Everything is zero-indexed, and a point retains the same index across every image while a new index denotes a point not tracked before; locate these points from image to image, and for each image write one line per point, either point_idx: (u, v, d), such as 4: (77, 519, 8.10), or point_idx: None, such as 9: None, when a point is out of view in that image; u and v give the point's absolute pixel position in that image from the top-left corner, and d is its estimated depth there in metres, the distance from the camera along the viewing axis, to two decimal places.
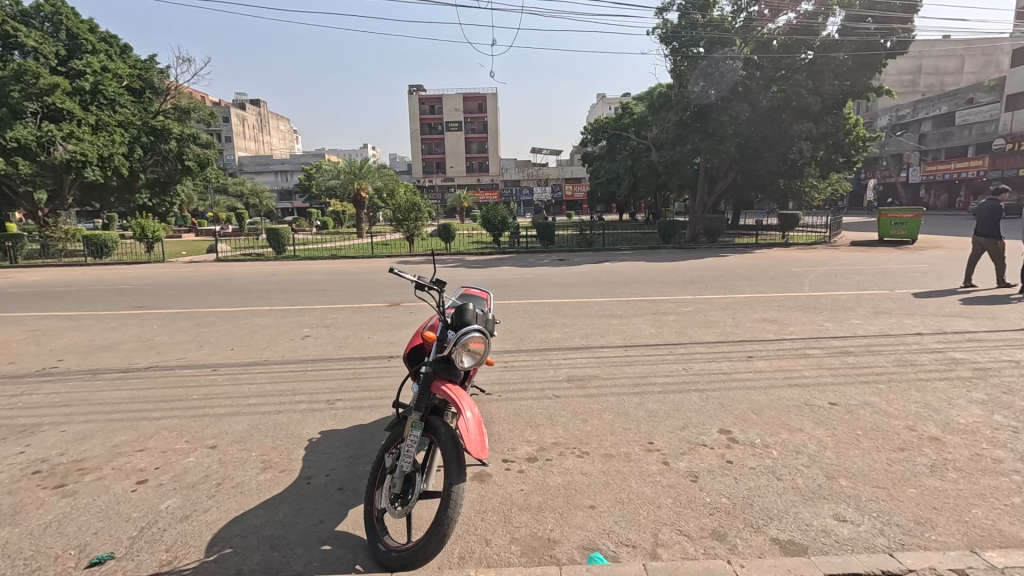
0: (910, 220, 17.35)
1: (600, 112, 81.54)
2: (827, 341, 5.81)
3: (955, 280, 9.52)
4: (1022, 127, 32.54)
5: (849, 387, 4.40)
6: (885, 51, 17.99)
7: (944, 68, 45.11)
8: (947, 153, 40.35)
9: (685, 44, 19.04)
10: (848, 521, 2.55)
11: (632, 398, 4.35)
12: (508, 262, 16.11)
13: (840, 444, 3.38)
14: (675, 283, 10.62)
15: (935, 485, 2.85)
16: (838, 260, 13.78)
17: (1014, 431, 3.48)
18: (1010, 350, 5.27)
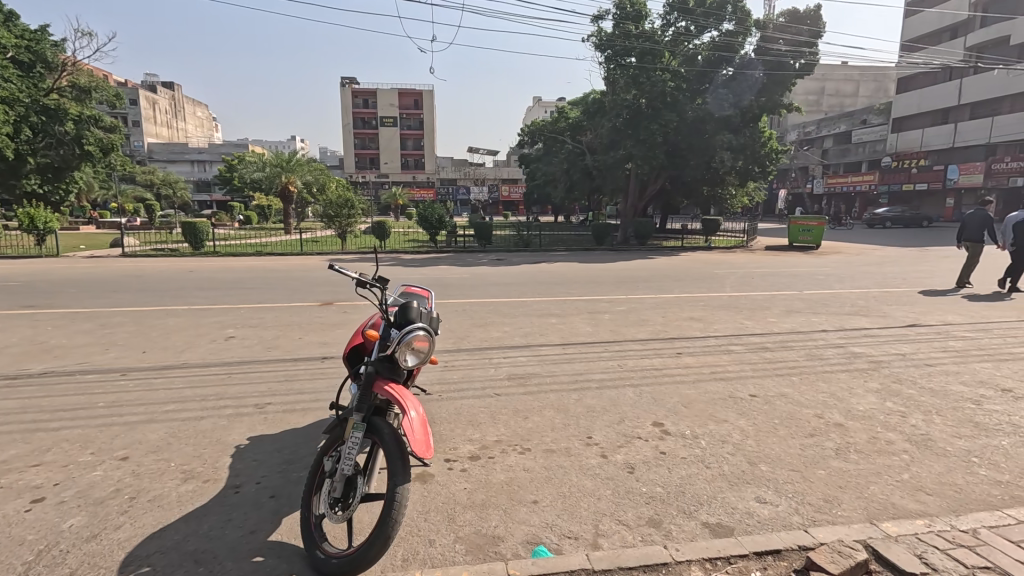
0: (815, 227, 19.05)
1: (535, 115, 82.76)
2: (746, 338, 6.26)
3: (856, 283, 10.55)
4: (906, 147, 37.56)
5: (766, 380, 4.77)
6: (794, 71, 19.56)
7: (843, 90, 49.89)
8: (845, 168, 44.32)
9: (619, 53, 19.90)
10: (767, 502, 2.76)
11: (571, 394, 4.46)
12: (446, 261, 15.92)
13: (760, 432, 3.65)
14: (610, 284, 10.98)
15: (840, 466, 3.14)
16: (754, 263, 14.87)
17: (904, 415, 3.93)
18: (898, 343, 5.95)
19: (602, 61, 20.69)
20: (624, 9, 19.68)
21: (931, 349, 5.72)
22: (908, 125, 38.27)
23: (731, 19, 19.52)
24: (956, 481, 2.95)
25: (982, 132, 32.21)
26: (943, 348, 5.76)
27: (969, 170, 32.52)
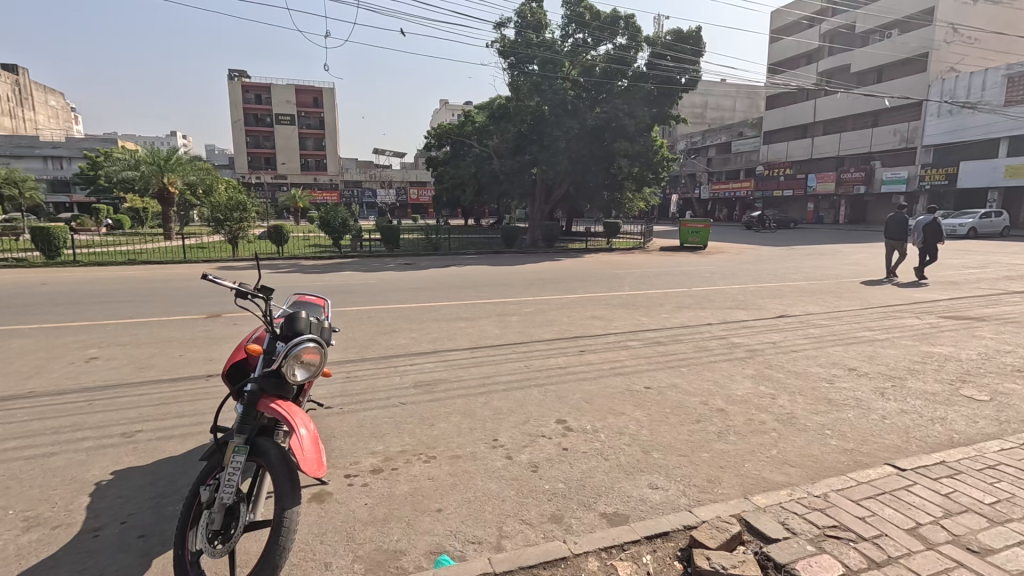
0: (702, 229, 20.85)
1: (442, 118, 82.16)
2: (642, 333, 6.67)
3: (737, 280, 11.67)
4: (775, 158, 42.26)
5: (660, 372, 5.12)
6: (680, 85, 21.24)
7: (723, 105, 55.09)
8: (727, 175, 48.96)
9: (522, 60, 20.52)
10: (659, 487, 2.96)
11: (478, 398, 4.47)
12: (351, 267, 15.28)
13: (654, 422, 3.90)
14: (518, 286, 11.17)
15: (721, 448, 3.44)
16: (651, 263, 15.95)
17: (774, 396, 4.41)
18: (769, 333, 6.67)
19: (507, 67, 21.24)
20: (525, 17, 20.19)
21: (796, 337, 6.49)
22: (775, 138, 43.17)
23: (624, 34, 20.75)
24: (814, 452, 3.35)
25: (832, 146, 37.39)
26: (804, 335, 6.57)
27: (824, 179, 37.43)
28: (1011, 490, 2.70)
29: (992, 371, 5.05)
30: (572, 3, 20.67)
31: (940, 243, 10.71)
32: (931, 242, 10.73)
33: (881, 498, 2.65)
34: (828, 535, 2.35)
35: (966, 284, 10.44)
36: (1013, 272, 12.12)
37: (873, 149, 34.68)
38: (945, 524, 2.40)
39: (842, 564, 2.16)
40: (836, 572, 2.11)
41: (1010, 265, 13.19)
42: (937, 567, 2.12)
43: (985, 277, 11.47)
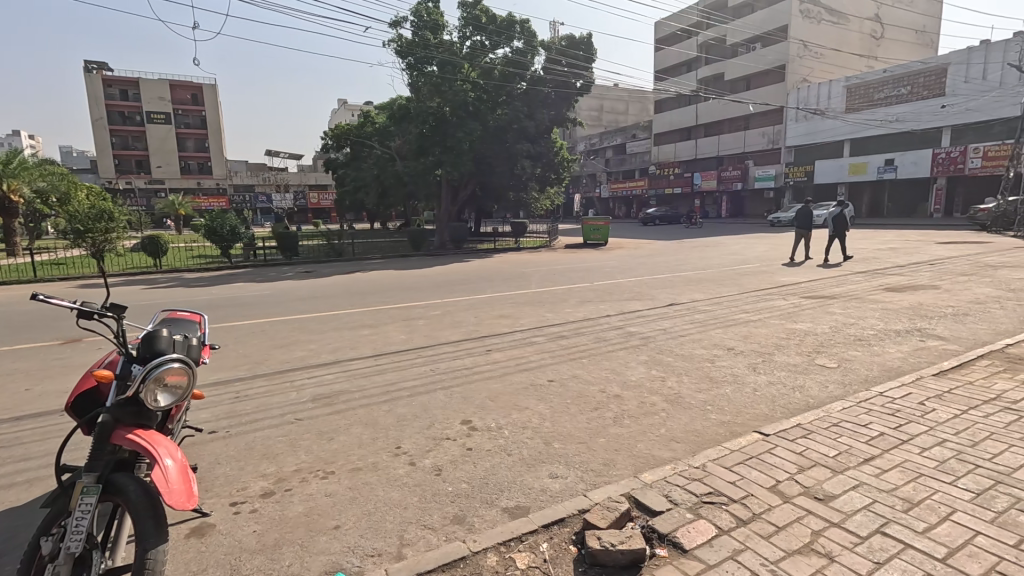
0: (603, 226, 21.94)
1: (341, 118, 78.60)
2: (546, 329, 6.88)
3: (636, 273, 12.44)
4: (665, 158, 45.54)
5: (561, 365, 5.31)
6: (576, 89, 22.13)
7: (617, 108, 58.26)
8: (623, 175, 51.90)
9: (419, 61, 20.21)
10: (559, 476, 3.07)
11: (381, 406, 4.34)
12: (243, 278, 14.13)
13: (554, 413, 4.04)
14: (426, 289, 11.02)
15: (616, 431, 3.65)
16: (557, 261, 16.49)
17: (663, 378, 4.77)
18: (661, 320, 7.18)
19: (405, 67, 20.79)
20: (422, 17, 19.94)
21: (683, 323, 7.05)
22: (664, 140, 46.44)
23: (520, 39, 21.24)
24: (697, 427, 3.67)
25: (712, 147, 41.07)
26: (690, 320, 7.16)
27: (708, 177, 41.02)
28: (850, 442, 3.15)
29: (839, 342, 5.85)
30: (467, 5, 20.73)
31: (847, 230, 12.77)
32: (841, 230, 12.71)
33: (749, 462, 2.96)
34: (705, 502, 2.58)
35: (827, 267, 12.02)
36: (859, 255, 14.12)
37: (747, 149, 38.60)
38: (798, 479, 2.74)
39: (715, 526, 2.38)
40: (711, 533, 2.33)
41: (857, 250, 15.35)
42: (792, 517, 2.41)
43: (840, 260, 13.26)
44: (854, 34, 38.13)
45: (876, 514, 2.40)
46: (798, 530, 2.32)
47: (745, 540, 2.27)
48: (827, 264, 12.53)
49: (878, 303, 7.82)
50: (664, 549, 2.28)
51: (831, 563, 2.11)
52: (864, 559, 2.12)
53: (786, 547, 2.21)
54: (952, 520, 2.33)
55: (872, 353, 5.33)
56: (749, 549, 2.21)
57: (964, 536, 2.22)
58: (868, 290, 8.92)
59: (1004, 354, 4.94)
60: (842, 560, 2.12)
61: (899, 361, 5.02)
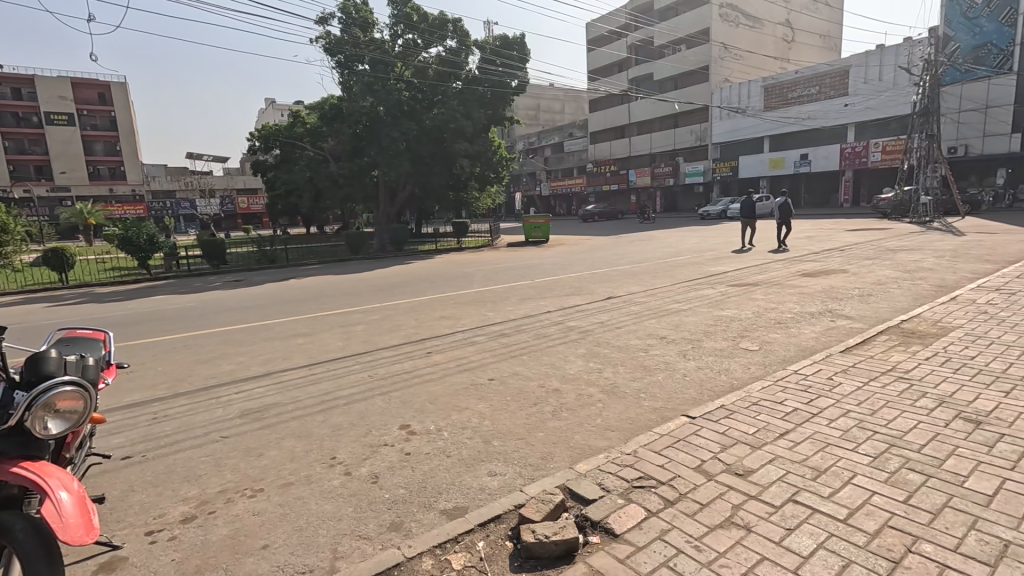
0: (543, 224, 22.21)
1: (270, 118, 74.92)
2: (488, 328, 6.90)
3: (576, 268, 12.70)
4: (601, 155, 46.75)
5: (501, 363, 5.34)
6: (512, 89, 22.34)
7: (554, 108, 59.12)
8: (562, 173, 52.74)
9: (349, 59, 19.69)
10: (497, 474, 3.08)
11: (315, 417, 4.18)
12: (164, 290, 13.15)
13: (495, 412, 4.05)
14: (365, 293, 10.74)
15: (554, 425, 3.71)
16: (499, 260, 16.51)
17: (600, 370, 4.89)
18: (598, 313, 7.38)
19: (335, 65, 20.17)
20: (351, 14, 19.44)
21: (620, 315, 7.27)
22: (600, 138, 47.63)
23: (453, 38, 21.12)
24: (631, 415, 3.79)
25: (645, 145, 42.56)
26: (627, 312, 7.40)
27: (642, 174, 42.16)
28: (767, 419, 3.36)
29: (762, 325, 6.23)
30: (397, 3, 20.34)
31: (791, 217, 13.96)
32: (786, 218, 13.82)
33: (676, 445, 3.09)
34: (636, 487, 2.67)
35: (756, 255, 12.79)
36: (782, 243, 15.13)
37: (677, 146, 40.34)
38: (722, 457, 2.89)
39: (645, 509, 2.48)
40: (640, 516, 2.42)
41: (778, 240, 16.46)
42: (714, 494, 2.55)
43: (766, 249, 14.17)
44: (768, 37, 40.73)
45: (787, 484, 2.58)
46: (720, 505, 2.46)
47: (672, 519, 2.38)
48: (775, 251, 13.63)
49: (795, 288, 8.42)
50: (597, 536, 2.35)
51: (748, 534, 2.24)
52: (777, 526, 2.27)
53: (708, 522, 2.34)
54: (853, 483, 2.55)
55: (790, 334, 5.72)
56: (676, 528, 2.32)
57: (863, 497, 2.43)
58: (787, 277, 9.57)
59: (900, 329, 5.46)
60: (758, 530, 2.26)
61: (813, 341, 5.42)
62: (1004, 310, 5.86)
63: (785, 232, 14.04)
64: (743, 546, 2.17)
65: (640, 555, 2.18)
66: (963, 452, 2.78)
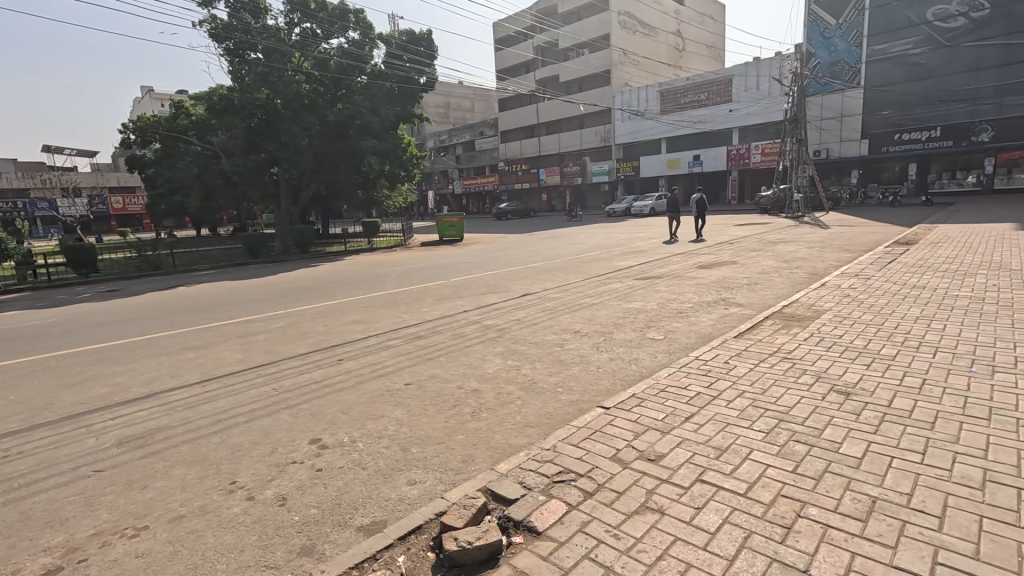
0: (457, 223, 22.08)
1: (147, 108, 67.09)
2: (403, 330, 6.69)
3: (492, 266, 12.76)
4: (512, 154, 47.35)
5: (419, 366, 5.20)
6: (420, 85, 22.13)
7: (463, 106, 58.83)
8: (474, 171, 52.66)
9: (240, 47, 18.13)
10: (417, 482, 2.97)
11: (211, 438, 3.79)
12: (16, 304, 11.27)
13: (413, 418, 3.92)
14: (267, 299, 9.96)
15: (474, 426, 3.66)
16: (412, 260, 16.11)
17: (518, 367, 4.93)
18: (516, 311, 7.45)
19: (223, 52, 18.50)
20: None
21: (536, 311, 7.41)
22: (510, 137, 48.24)
23: (356, 29, 20.32)
24: (549, 410, 3.85)
25: (554, 145, 43.75)
26: (542, 308, 7.55)
27: (552, 173, 43.25)
28: (674, 404, 3.57)
29: (666, 315, 6.64)
30: None
31: (706, 211, 15.57)
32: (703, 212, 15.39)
33: (593, 436, 3.18)
34: (556, 482, 2.70)
35: (661, 249, 13.67)
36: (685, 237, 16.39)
37: (583, 146, 41.93)
38: (635, 444, 3.02)
39: (565, 503, 2.51)
40: (562, 511, 2.45)
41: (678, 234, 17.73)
42: (630, 480, 2.65)
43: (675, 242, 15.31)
44: (662, 45, 43.55)
45: (695, 465, 2.75)
46: (635, 491, 2.56)
47: (591, 511, 2.43)
48: (695, 241, 15.04)
49: (693, 280, 9.08)
50: (520, 536, 2.34)
51: (662, 516, 2.35)
52: (687, 507, 2.40)
53: (625, 510, 2.42)
54: (751, 459, 2.76)
55: (691, 323, 6.13)
56: (596, 518, 2.37)
57: (759, 471, 2.64)
58: (686, 269, 10.32)
59: (781, 313, 6.08)
60: (671, 512, 2.37)
61: (711, 328, 5.87)
62: (863, 293, 6.73)
63: (702, 224, 15.61)
64: (657, 529, 2.27)
65: (563, 550, 2.20)
66: (837, 421, 3.13)
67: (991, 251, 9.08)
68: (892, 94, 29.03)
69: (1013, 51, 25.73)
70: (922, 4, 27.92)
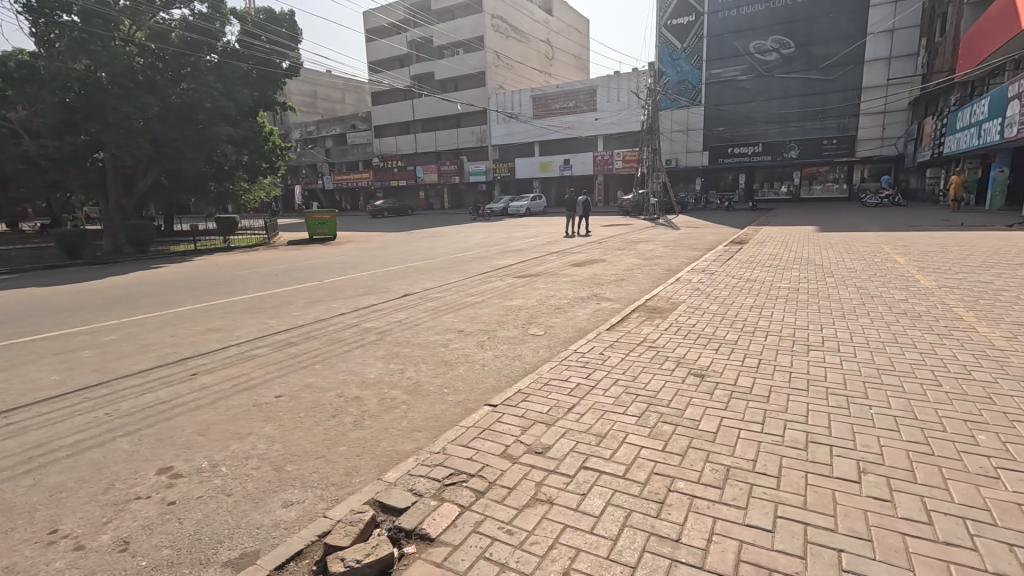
0: (328, 220, 20.76)
1: None
2: (270, 338, 6.09)
3: (367, 266, 12.21)
4: (387, 150, 45.77)
5: (290, 376, 4.76)
6: (282, 70, 20.77)
7: (332, 97, 55.45)
8: (346, 166, 49.87)
9: (48, 6, 15.08)
10: (293, 503, 2.72)
11: (18, 481, 3.07)
12: None
13: (286, 432, 3.58)
14: (95, 308, 8.40)
15: (356, 436, 3.46)
16: (277, 260, 14.70)
17: (401, 370, 4.77)
18: (396, 312, 7.22)
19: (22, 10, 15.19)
20: None
21: (418, 311, 7.23)
22: (385, 132, 46.58)
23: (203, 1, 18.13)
24: (437, 412, 3.78)
25: (430, 142, 43.17)
26: (424, 308, 7.41)
27: (429, 171, 42.59)
28: (557, 397, 3.72)
29: (545, 312, 6.92)
30: None
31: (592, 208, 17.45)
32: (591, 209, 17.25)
33: (482, 435, 3.19)
34: (446, 485, 2.66)
35: (539, 248, 14.29)
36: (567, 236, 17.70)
37: (460, 146, 42.02)
38: (523, 439, 3.09)
39: (458, 505, 2.48)
40: (454, 514, 2.41)
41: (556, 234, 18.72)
42: (520, 475, 2.70)
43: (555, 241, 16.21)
44: (533, 52, 45.34)
45: (578, 453, 2.89)
46: (525, 485, 2.61)
47: (483, 510, 2.43)
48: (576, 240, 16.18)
49: (567, 277, 9.59)
50: (412, 545, 2.26)
51: (551, 507, 2.43)
52: (574, 494, 2.51)
53: (516, 505, 2.46)
54: (627, 442, 2.99)
55: (568, 318, 6.46)
56: (488, 517, 2.38)
57: (634, 452, 2.87)
58: (561, 267, 10.88)
59: (645, 306, 6.69)
60: (560, 501, 2.47)
61: (585, 322, 6.23)
62: (709, 286, 7.65)
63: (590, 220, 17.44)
64: (548, 519, 2.34)
65: (457, 553, 2.17)
66: (696, 401, 3.52)
67: (801, 250, 10.94)
68: (725, 113, 33.57)
69: (811, 84, 31.29)
70: (746, 38, 32.71)
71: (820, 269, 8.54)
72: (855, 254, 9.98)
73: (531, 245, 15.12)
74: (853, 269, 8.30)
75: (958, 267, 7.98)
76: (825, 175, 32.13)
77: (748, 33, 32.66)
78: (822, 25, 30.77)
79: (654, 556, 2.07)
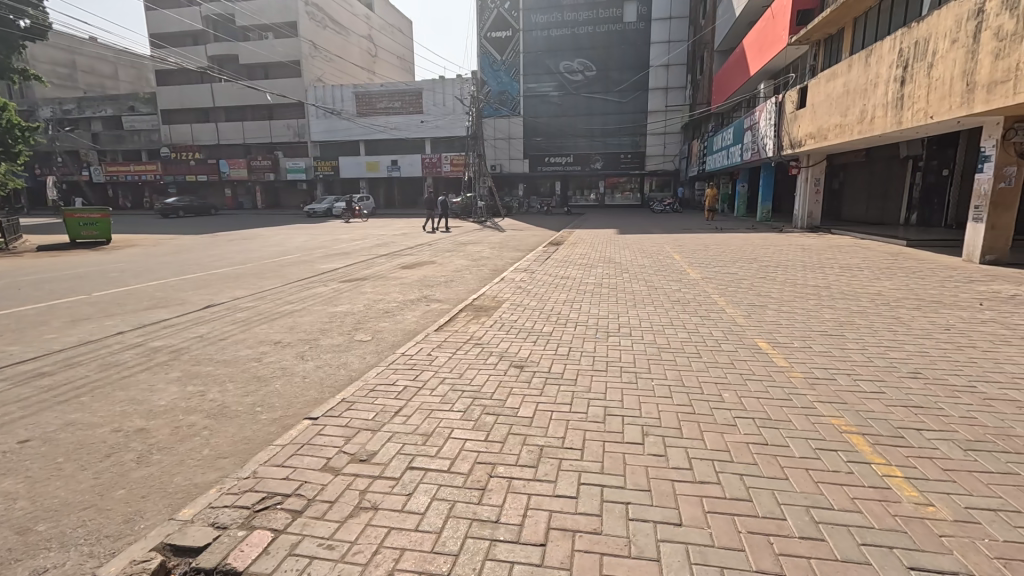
0: (98, 220, 16.98)
1: None
2: (9, 369, 4.77)
3: (155, 274, 10.37)
4: (180, 140, 39.28)
5: (42, 415, 3.80)
6: (20, 30, 16.79)
7: (100, 70, 45.53)
8: (124, 155, 41.46)
9: None
10: (45, 569, 2.19)
11: None
12: None
13: (36, 485, 2.86)
14: None
15: (142, 475, 2.93)
16: (20, 269, 11.53)
17: (203, 393, 4.17)
18: (195, 326, 6.25)
19: None
20: None
21: (224, 324, 6.38)
22: (176, 119, 39.92)
23: None
24: (246, 434, 3.40)
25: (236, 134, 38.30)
26: (231, 320, 6.58)
27: (236, 166, 37.91)
28: (383, 402, 3.66)
29: (372, 316, 6.71)
30: None
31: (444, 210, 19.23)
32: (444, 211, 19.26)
33: (301, 450, 2.98)
34: (257, 511, 2.42)
35: (368, 251, 13.82)
36: (408, 235, 17.95)
37: (273, 140, 38.00)
38: (346, 449, 2.97)
39: (270, 531, 2.28)
40: (266, 540, 2.21)
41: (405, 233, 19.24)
42: (342, 486, 2.60)
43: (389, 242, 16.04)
44: (353, 47, 43.32)
45: (405, 455, 2.89)
46: (347, 497, 2.51)
47: (301, 529, 2.28)
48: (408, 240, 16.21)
49: (395, 280, 9.42)
50: None
51: (376, 512, 2.39)
52: (399, 495, 2.51)
53: (338, 517, 2.36)
54: (452, 437, 3.09)
55: (397, 322, 6.37)
56: (306, 536, 2.24)
57: (459, 446, 2.97)
58: (389, 269, 10.64)
59: (472, 306, 6.94)
60: (384, 506, 2.44)
61: (413, 325, 6.20)
62: (530, 284, 8.26)
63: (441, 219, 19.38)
64: (372, 526, 2.30)
65: None
66: (516, 391, 3.78)
67: (605, 250, 12.50)
68: (541, 124, 36.57)
69: (609, 104, 35.85)
70: (557, 58, 36.14)
71: (620, 267, 9.85)
72: (644, 253, 11.77)
73: (360, 249, 14.60)
74: (643, 266, 9.78)
75: (715, 262, 9.95)
76: (623, 186, 36.52)
77: (557, 54, 36.11)
78: (616, 54, 35.48)
79: (475, 540, 2.18)
